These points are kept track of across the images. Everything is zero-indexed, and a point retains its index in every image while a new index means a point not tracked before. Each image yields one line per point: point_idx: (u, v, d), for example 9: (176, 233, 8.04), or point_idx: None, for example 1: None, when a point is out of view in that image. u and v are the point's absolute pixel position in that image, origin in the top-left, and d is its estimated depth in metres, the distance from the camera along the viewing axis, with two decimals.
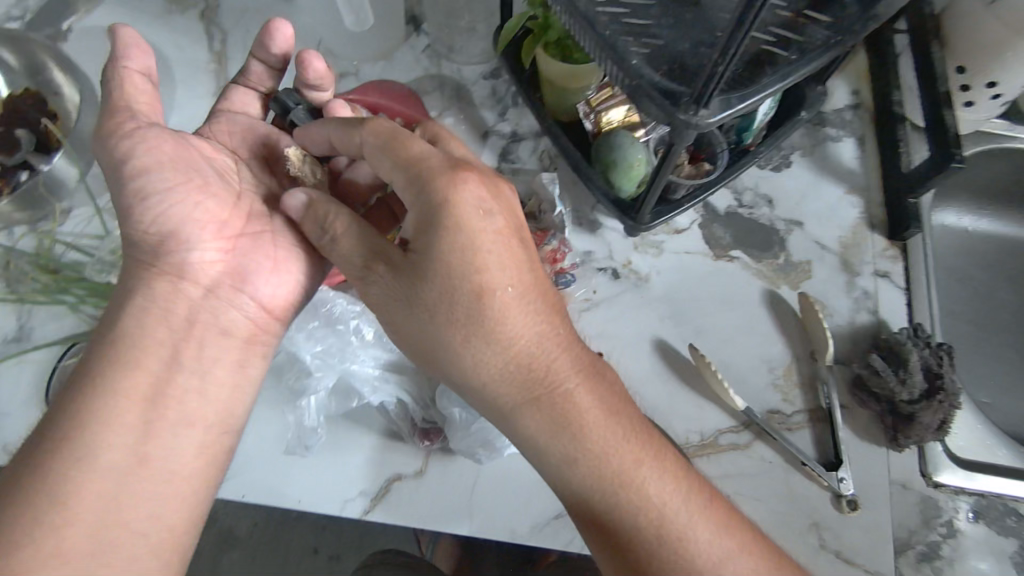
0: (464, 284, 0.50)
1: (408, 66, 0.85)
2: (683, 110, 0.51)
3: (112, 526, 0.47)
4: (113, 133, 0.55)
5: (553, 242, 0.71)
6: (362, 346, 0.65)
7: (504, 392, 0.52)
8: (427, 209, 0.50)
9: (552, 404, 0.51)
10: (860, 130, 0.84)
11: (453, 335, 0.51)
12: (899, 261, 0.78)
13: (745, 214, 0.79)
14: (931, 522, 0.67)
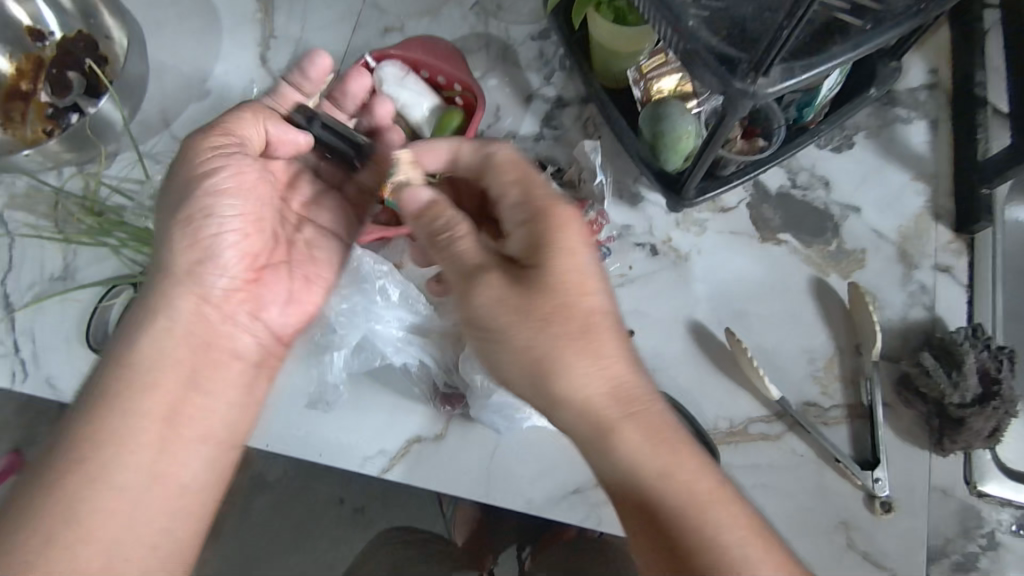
0: (569, 303, 0.48)
1: (454, 23, 0.83)
2: (739, 77, 0.47)
3: (129, 541, 0.49)
4: (206, 153, 0.56)
5: (592, 212, 0.69)
6: (386, 307, 0.64)
7: (603, 422, 0.48)
8: (541, 231, 0.50)
9: (652, 440, 0.47)
10: (935, 112, 0.77)
11: (553, 348, 0.48)
12: (964, 256, 0.72)
13: (798, 195, 0.75)
14: (970, 532, 0.64)
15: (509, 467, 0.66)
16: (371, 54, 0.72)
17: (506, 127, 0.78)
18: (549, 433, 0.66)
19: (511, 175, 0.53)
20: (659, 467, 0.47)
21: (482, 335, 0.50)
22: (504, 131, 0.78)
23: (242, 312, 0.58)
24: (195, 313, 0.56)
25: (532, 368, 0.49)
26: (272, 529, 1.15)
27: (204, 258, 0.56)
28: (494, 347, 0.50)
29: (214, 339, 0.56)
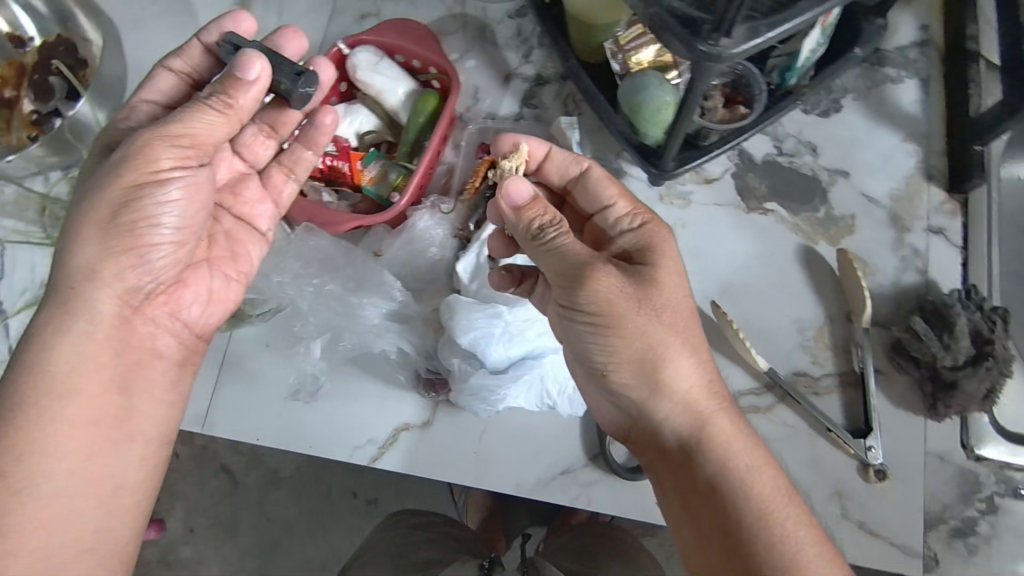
0: (667, 303, 0.50)
1: (431, 6, 0.82)
2: (703, 39, 0.46)
3: (67, 542, 0.50)
4: (155, 153, 0.51)
5: None
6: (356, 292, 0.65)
7: (696, 414, 0.51)
8: (641, 243, 0.53)
9: (733, 435, 0.51)
10: (926, 71, 0.75)
11: (645, 342, 0.49)
12: (958, 217, 0.70)
13: (785, 163, 0.73)
14: (969, 498, 0.63)
15: (498, 451, 0.66)
16: (344, 41, 0.71)
17: (485, 108, 0.77)
18: (534, 414, 0.66)
19: (609, 189, 0.56)
20: (745, 461, 0.50)
21: (591, 320, 0.49)
22: (482, 112, 0.77)
23: (160, 312, 0.56)
24: (118, 315, 0.53)
25: (640, 356, 0.50)
26: (288, 522, 1.18)
27: (128, 266, 0.52)
28: (593, 332, 0.50)
29: (136, 341, 0.54)
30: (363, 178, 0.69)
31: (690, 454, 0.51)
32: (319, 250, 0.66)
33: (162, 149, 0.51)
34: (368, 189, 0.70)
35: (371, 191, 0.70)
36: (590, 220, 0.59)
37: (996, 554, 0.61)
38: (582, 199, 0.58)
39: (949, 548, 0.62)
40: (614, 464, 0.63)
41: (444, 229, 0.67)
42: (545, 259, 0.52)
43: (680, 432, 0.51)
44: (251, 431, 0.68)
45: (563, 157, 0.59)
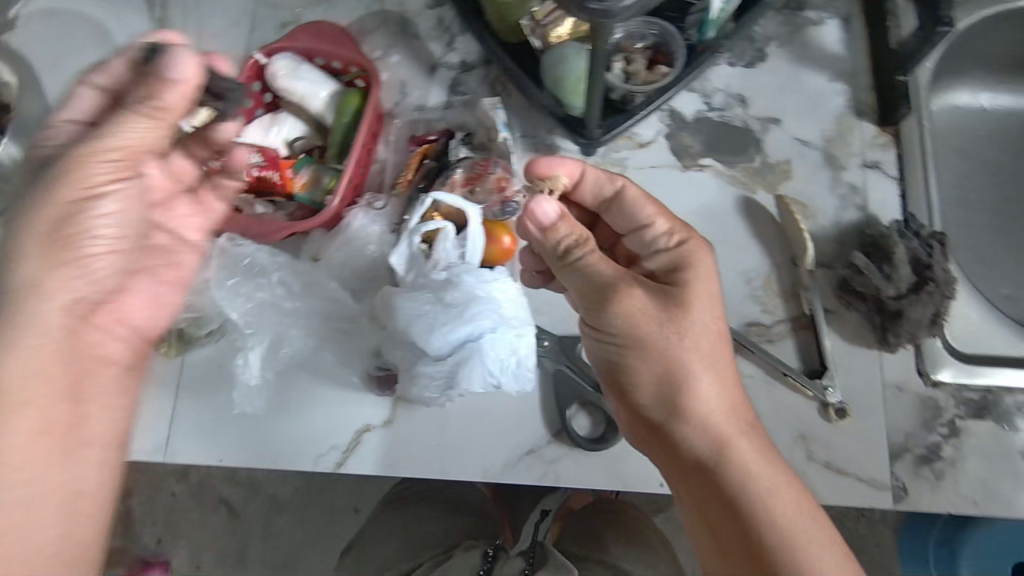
0: (697, 325, 0.52)
1: (349, 7, 0.82)
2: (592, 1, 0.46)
3: (22, 557, 0.48)
4: (78, 171, 0.49)
5: (498, 169, 0.66)
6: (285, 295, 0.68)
7: (717, 430, 0.52)
8: (676, 266, 0.54)
9: (758, 456, 0.52)
10: (846, 10, 0.75)
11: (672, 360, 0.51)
12: (892, 149, 0.71)
13: (715, 117, 0.73)
14: (930, 424, 0.63)
15: (462, 439, 0.66)
16: (260, 50, 0.71)
17: (413, 101, 0.77)
18: (491, 399, 0.66)
19: (647, 209, 0.57)
20: (762, 476, 0.51)
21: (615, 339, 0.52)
22: (410, 106, 0.76)
23: (106, 319, 0.55)
24: (65, 324, 0.51)
25: (664, 369, 0.52)
26: (294, 541, 1.19)
27: (74, 278, 0.52)
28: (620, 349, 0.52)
29: (85, 347, 0.53)
30: (294, 185, 0.69)
31: (710, 468, 0.51)
32: (244, 260, 0.67)
33: (96, 167, 0.50)
34: (302, 196, 0.69)
35: (305, 197, 0.69)
36: (623, 239, 0.60)
37: (963, 476, 0.62)
38: (619, 217, 0.58)
39: (917, 476, 0.62)
40: (577, 437, 0.64)
41: (381, 226, 0.67)
42: (571, 279, 0.53)
43: (700, 446, 0.52)
44: (213, 453, 0.68)
45: (597, 175, 0.58)
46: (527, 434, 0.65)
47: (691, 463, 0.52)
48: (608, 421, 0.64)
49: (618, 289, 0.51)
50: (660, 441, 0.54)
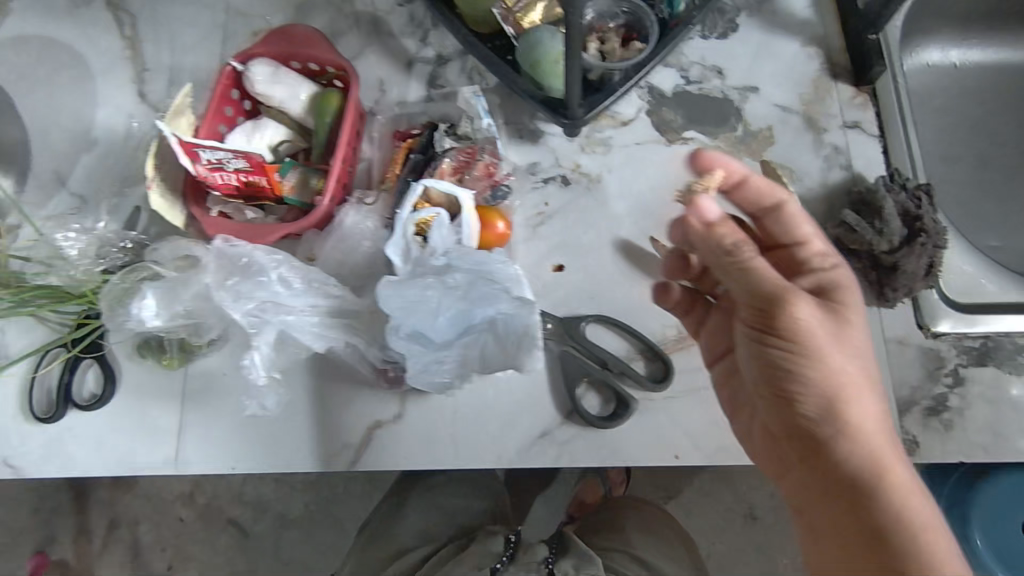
0: (856, 341, 0.52)
1: (320, 10, 0.82)
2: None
3: None
4: None
5: (487, 156, 0.67)
6: (290, 293, 0.59)
7: (871, 453, 0.52)
8: (831, 283, 0.55)
9: (901, 469, 0.52)
10: None
11: (830, 372, 0.52)
12: (870, 107, 0.71)
13: (694, 90, 0.73)
14: (934, 375, 0.63)
15: (474, 425, 0.66)
16: (236, 58, 0.71)
17: (393, 98, 0.77)
18: (498, 386, 0.67)
19: (801, 225, 0.57)
20: (913, 504, 0.51)
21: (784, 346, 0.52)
22: (391, 103, 0.77)
23: None
24: None
25: (828, 384, 0.52)
26: (308, 553, 1.20)
27: None
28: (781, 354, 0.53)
29: None
30: (283, 188, 0.69)
31: (857, 490, 0.52)
32: (242, 259, 0.58)
33: None
34: (291, 198, 0.69)
35: (294, 200, 0.69)
36: (777, 248, 0.60)
37: (972, 423, 0.62)
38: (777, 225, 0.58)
39: (926, 427, 0.62)
40: (588, 416, 0.64)
41: (373, 221, 0.67)
42: (733, 279, 0.54)
43: (856, 465, 0.52)
44: (226, 462, 0.69)
45: (763, 183, 0.58)
46: (536, 418, 0.65)
47: (838, 480, 0.53)
48: (617, 397, 0.64)
49: (787, 297, 0.51)
50: (809, 454, 0.54)
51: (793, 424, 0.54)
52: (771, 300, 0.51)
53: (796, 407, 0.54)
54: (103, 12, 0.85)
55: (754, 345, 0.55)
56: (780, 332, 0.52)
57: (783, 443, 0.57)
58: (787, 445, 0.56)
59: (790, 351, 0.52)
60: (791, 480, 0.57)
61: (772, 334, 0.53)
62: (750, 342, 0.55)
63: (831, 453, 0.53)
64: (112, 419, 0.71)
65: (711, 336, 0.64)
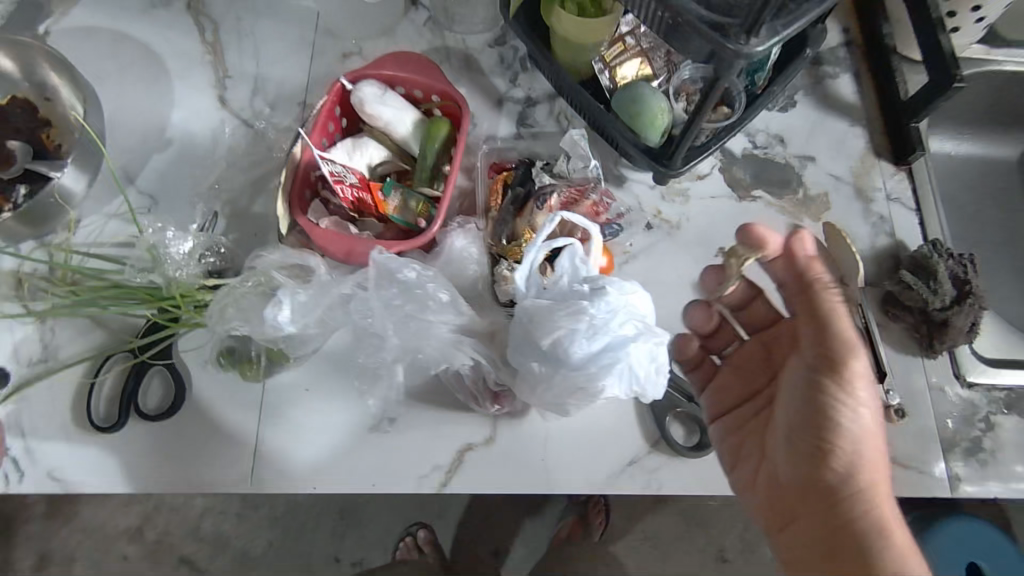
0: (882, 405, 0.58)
1: (411, 41, 0.84)
2: (733, 39, 0.52)
3: None
4: None
5: (593, 195, 0.71)
6: (436, 311, 0.61)
7: (879, 514, 0.56)
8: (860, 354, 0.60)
9: (901, 533, 0.57)
10: (855, 66, 0.87)
11: (860, 427, 0.56)
12: (907, 184, 0.82)
13: (760, 154, 0.82)
14: (970, 419, 0.72)
15: (565, 451, 0.67)
16: (346, 76, 0.72)
17: (484, 131, 0.81)
18: (590, 414, 0.68)
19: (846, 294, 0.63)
20: (911, 568, 0.55)
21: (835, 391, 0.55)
22: (483, 136, 0.80)
23: None
24: None
25: (860, 441, 0.56)
26: None
27: None
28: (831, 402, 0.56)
29: None
30: (387, 207, 0.70)
31: (863, 546, 0.56)
32: (398, 272, 0.60)
33: None
34: (395, 217, 0.70)
35: (398, 219, 0.70)
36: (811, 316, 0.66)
37: (1002, 463, 0.70)
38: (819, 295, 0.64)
39: (966, 466, 0.70)
40: (678, 445, 0.67)
41: (478, 247, 0.69)
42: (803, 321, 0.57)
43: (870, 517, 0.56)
44: (307, 480, 0.67)
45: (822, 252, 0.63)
46: (626, 446, 0.68)
47: (847, 532, 0.57)
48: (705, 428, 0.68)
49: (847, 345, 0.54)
50: (823, 506, 0.58)
51: (819, 473, 0.58)
52: (843, 347, 0.54)
53: (827, 456, 0.57)
54: (183, 15, 0.83)
55: (807, 387, 0.57)
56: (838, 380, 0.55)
57: (795, 491, 0.60)
58: (801, 494, 0.59)
59: (843, 401, 0.56)
60: (793, 526, 0.61)
61: (833, 381, 0.55)
62: (803, 383, 0.58)
63: (846, 507, 0.57)
64: (179, 432, 0.68)
65: (721, 395, 0.69)
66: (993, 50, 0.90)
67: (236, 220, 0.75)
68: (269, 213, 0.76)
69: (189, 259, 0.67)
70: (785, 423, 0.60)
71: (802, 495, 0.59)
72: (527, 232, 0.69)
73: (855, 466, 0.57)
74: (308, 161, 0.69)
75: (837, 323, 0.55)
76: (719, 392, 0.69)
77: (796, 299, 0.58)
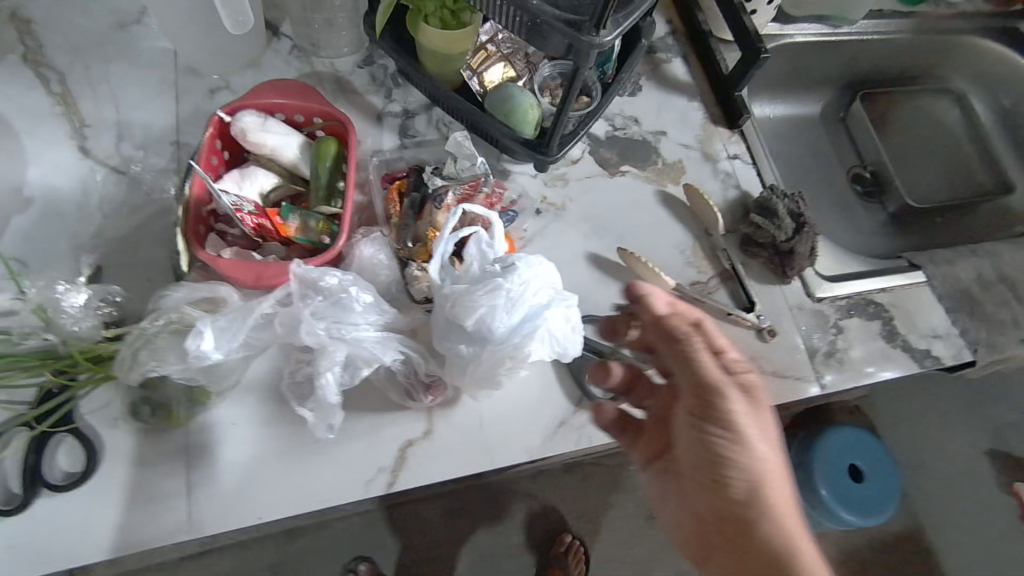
0: (772, 431, 0.61)
1: (280, 70, 0.86)
2: (586, 32, 0.62)
3: None
4: None
5: (486, 188, 0.78)
6: (361, 311, 0.65)
7: (783, 528, 0.60)
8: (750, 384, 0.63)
9: (807, 548, 0.59)
10: (683, 51, 1.01)
11: (751, 457, 0.60)
12: (743, 144, 0.95)
13: (621, 134, 0.92)
14: (825, 327, 0.85)
15: (502, 426, 0.71)
16: (222, 108, 0.72)
17: (369, 146, 0.84)
18: (519, 389, 0.73)
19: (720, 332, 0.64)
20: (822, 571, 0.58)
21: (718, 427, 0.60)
22: (368, 151, 0.83)
23: None
24: None
25: (754, 470, 0.60)
26: None
27: None
28: (721, 437, 0.60)
29: None
30: (289, 230, 0.70)
31: (777, 563, 0.59)
32: (320, 280, 0.64)
33: None
34: (299, 238, 0.70)
35: (302, 240, 0.70)
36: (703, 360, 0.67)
37: (854, 356, 0.84)
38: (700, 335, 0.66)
39: (829, 366, 0.83)
40: (599, 399, 0.74)
41: (386, 253, 0.72)
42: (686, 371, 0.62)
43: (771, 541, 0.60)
44: (250, 513, 0.64)
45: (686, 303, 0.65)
46: (556, 408, 0.73)
47: (760, 558, 0.60)
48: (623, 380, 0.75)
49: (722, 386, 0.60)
50: (739, 536, 0.61)
51: (723, 507, 0.62)
52: (711, 388, 0.60)
53: (728, 488, 0.61)
54: (22, 68, 0.78)
55: (696, 431, 0.61)
56: (719, 419, 0.60)
57: (711, 525, 0.64)
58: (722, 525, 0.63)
59: (726, 438, 0.60)
60: (716, 555, 0.64)
61: (713, 423, 0.60)
62: (691, 430, 0.62)
63: (757, 530, 0.60)
64: (99, 496, 0.63)
65: (649, 444, 0.72)
66: (782, 26, 1.08)
67: (125, 271, 0.72)
68: (159, 258, 0.73)
69: (84, 312, 0.65)
70: (687, 465, 0.64)
71: (721, 525, 0.63)
72: (432, 232, 0.72)
73: (752, 491, 0.60)
74: (199, 195, 0.68)
75: (702, 371, 0.60)
76: (648, 441, 0.73)
77: (669, 355, 0.64)
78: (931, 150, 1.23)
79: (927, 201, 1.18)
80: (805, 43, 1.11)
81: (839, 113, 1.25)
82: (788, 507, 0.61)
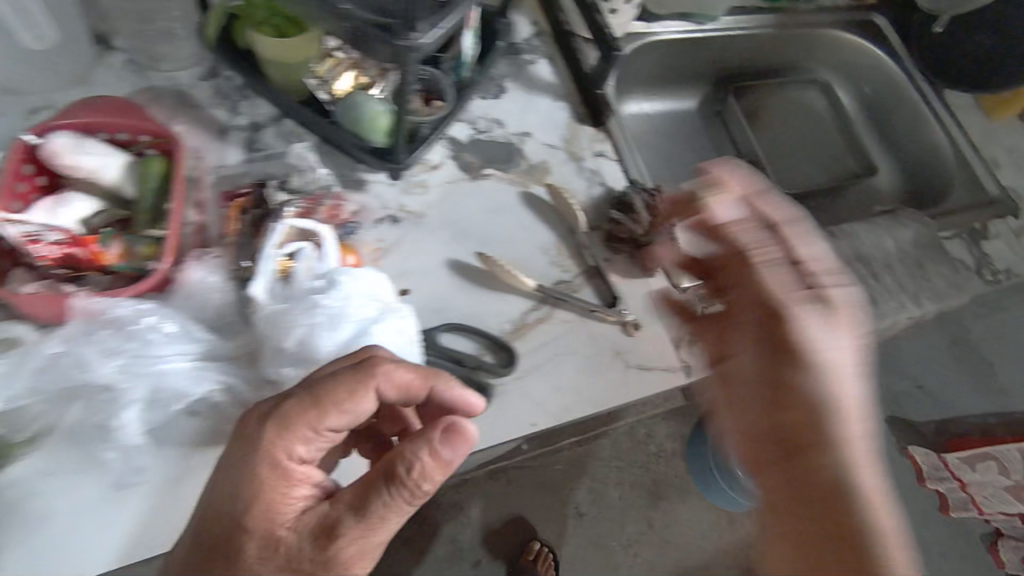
0: (826, 350, 0.62)
1: (113, 87, 0.80)
2: (400, 37, 0.59)
3: None
4: None
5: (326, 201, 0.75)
6: (163, 343, 0.64)
7: (848, 445, 0.60)
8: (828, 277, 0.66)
9: (827, 485, 0.59)
10: (548, 51, 1.00)
11: (810, 371, 0.62)
12: (608, 141, 0.96)
13: (484, 137, 0.90)
14: (690, 317, 0.87)
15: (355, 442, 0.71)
16: (29, 131, 0.67)
17: (212, 163, 0.79)
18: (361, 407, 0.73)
19: (809, 235, 0.67)
20: (875, 507, 0.58)
21: (784, 333, 0.63)
22: (211, 168, 0.79)
23: None
24: None
25: (824, 384, 0.61)
26: None
27: None
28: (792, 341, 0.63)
29: None
30: (106, 257, 0.66)
31: (836, 488, 0.59)
32: (111, 313, 0.63)
33: None
34: (119, 265, 0.67)
35: (122, 266, 0.67)
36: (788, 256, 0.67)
37: None
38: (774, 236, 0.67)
39: (695, 354, 0.85)
40: None
41: (219, 276, 0.69)
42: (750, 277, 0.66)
43: (830, 453, 0.60)
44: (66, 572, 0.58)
45: (765, 200, 0.68)
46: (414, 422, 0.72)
47: (818, 478, 0.59)
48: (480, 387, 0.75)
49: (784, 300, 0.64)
50: (796, 457, 0.61)
51: (780, 426, 0.62)
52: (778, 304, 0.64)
53: (788, 399, 0.62)
54: None
55: (759, 344, 0.65)
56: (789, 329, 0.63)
57: (763, 449, 0.63)
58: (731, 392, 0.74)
59: (790, 347, 0.63)
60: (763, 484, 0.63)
61: (778, 337, 0.64)
62: (754, 341, 0.65)
63: (819, 451, 0.60)
64: None
65: (712, 346, 0.72)
66: (648, 24, 1.10)
67: None
68: None
69: None
70: (740, 388, 0.66)
71: (772, 456, 0.63)
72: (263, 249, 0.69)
73: (821, 405, 0.61)
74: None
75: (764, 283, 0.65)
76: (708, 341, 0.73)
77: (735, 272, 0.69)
78: (803, 137, 1.27)
79: (795, 187, 1.22)
80: (671, 42, 1.13)
81: (716, 107, 1.26)
82: (854, 427, 0.61)
